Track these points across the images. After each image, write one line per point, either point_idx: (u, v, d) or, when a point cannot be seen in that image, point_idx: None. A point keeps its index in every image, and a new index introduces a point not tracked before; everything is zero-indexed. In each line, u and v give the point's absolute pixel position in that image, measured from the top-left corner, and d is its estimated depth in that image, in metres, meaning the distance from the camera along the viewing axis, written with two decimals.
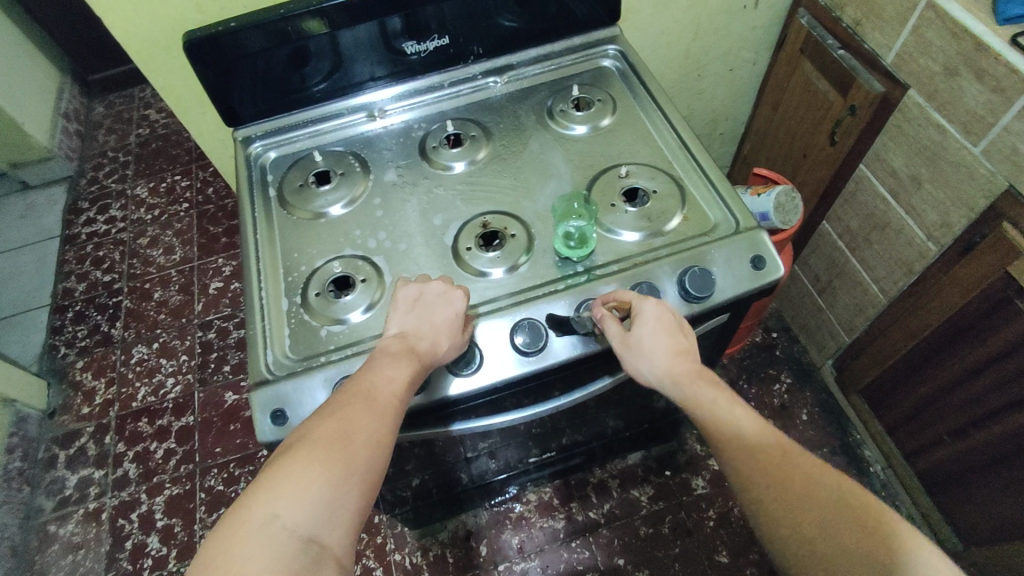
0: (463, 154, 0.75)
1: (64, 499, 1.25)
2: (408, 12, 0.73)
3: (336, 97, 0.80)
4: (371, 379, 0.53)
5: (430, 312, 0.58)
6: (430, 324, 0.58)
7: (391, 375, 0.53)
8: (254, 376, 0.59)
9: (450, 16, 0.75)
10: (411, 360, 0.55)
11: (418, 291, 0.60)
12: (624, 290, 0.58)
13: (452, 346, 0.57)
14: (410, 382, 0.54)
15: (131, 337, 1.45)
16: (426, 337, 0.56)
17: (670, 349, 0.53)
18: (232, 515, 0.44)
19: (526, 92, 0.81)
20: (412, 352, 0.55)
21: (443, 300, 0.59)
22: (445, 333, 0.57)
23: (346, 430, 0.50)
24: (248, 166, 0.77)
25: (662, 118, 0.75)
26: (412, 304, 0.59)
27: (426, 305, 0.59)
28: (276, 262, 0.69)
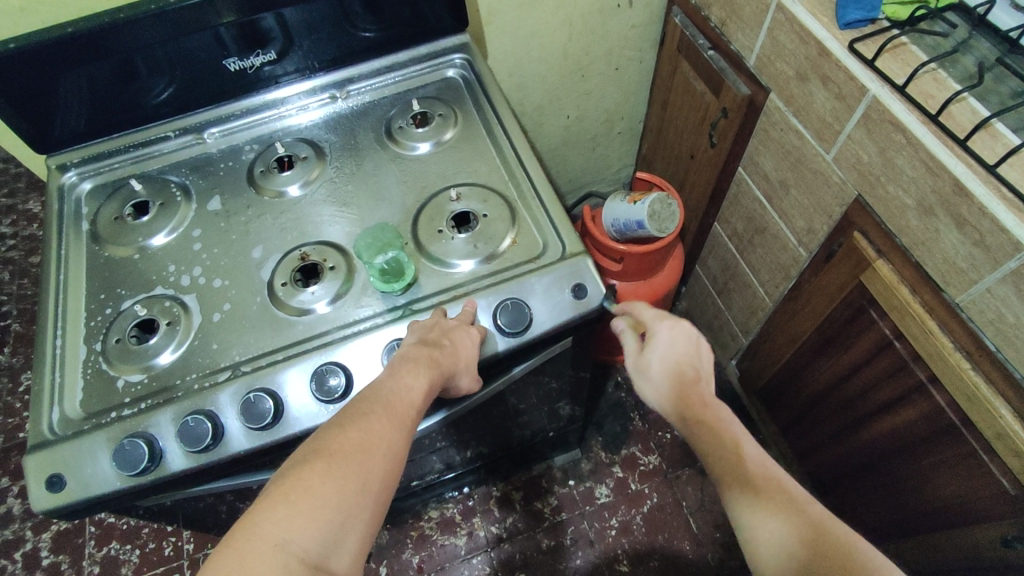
0: (294, 177, 0.70)
1: None
2: (243, 20, 0.67)
3: (161, 117, 0.74)
4: (388, 387, 0.49)
5: (452, 333, 0.56)
6: (451, 342, 0.55)
7: (412, 386, 0.50)
8: (34, 438, 0.55)
9: (292, 25, 0.70)
10: (430, 372, 0.51)
11: (438, 320, 0.57)
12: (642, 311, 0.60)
13: (468, 370, 0.55)
14: (428, 394, 0.51)
15: (19, 363, 1.37)
16: (447, 353, 0.54)
17: (663, 372, 0.55)
18: (239, 533, 0.39)
19: (369, 107, 0.76)
20: (432, 361, 0.52)
21: (458, 327, 0.56)
22: (462, 359, 0.55)
23: (371, 440, 0.45)
24: (61, 198, 0.71)
25: (503, 134, 0.71)
26: (430, 326, 0.56)
27: (445, 329, 0.56)
28: (79, 305, 0.63)
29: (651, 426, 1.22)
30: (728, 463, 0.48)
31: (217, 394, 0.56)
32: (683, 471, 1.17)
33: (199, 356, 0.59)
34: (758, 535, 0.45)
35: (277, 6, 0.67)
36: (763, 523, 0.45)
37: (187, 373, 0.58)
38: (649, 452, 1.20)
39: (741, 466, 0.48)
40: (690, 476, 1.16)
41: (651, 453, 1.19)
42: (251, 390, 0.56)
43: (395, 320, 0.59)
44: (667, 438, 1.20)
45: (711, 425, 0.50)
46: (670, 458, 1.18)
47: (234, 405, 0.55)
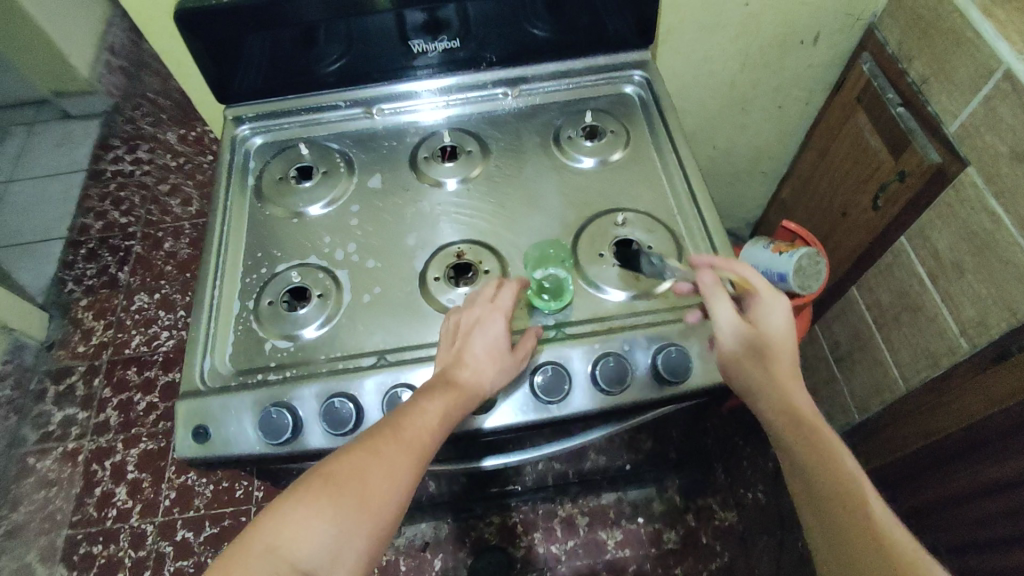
0: (456, 170, 0.69)
1: (48, 433, 1.28)
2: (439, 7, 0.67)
3: (336, 86, 0.75)
4: (404, 412, 0.50)
5: (482, 339, 0.54)
6: (476, 351, 0.53)
7: (429, 411, 0.49)
8: (186, 385, 0.56)
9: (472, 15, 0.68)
10: (446, 391, 0.51)
11: (459, 321, 0.56)
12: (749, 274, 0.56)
13: (501, 371, 0.53)
14: (445, 414, 0.50)
15: (136, 283, 1.45)
16: (462, 363, 0.53)
17: (765, 342, 0.52)
18: (242, 537, 0.43)
19: (538, 110, 0.75)
20: (451, 391, 0.51)
21: (488, 321, 0.55)
22: (493, 363, 0.53)
23: (377, 466, 0.46)
24: (232, 148, 0.73)
25: (676, 166, 0.68)
26: (455, 329, 0.55)
27: (466, 335, 0.55)
28: (238, 259, 0.65)
29: (733, 481, 1.16)
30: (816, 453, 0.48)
31: (361, 379, 0.55)
32: (761, 536, 1.12)
33: (345, 335, 0.59)
34: (831, 525, 0.45)
35: None
36: (836, 514, 0.45)
37: (332, 351, 0.58)
38: (726, 507, 1.14)
39: (832, 463, 0.47)
40: (767, 544, 1.11)
41: (730, 510, 1.14)
42: (394, 383, 0.55)
43: (544, 341, 0.57)
44: (748, 497, 1.15)
45: (802, 411, 0.50)
46: (749, 521, 1.13)
47: (375, 394, 0.55)
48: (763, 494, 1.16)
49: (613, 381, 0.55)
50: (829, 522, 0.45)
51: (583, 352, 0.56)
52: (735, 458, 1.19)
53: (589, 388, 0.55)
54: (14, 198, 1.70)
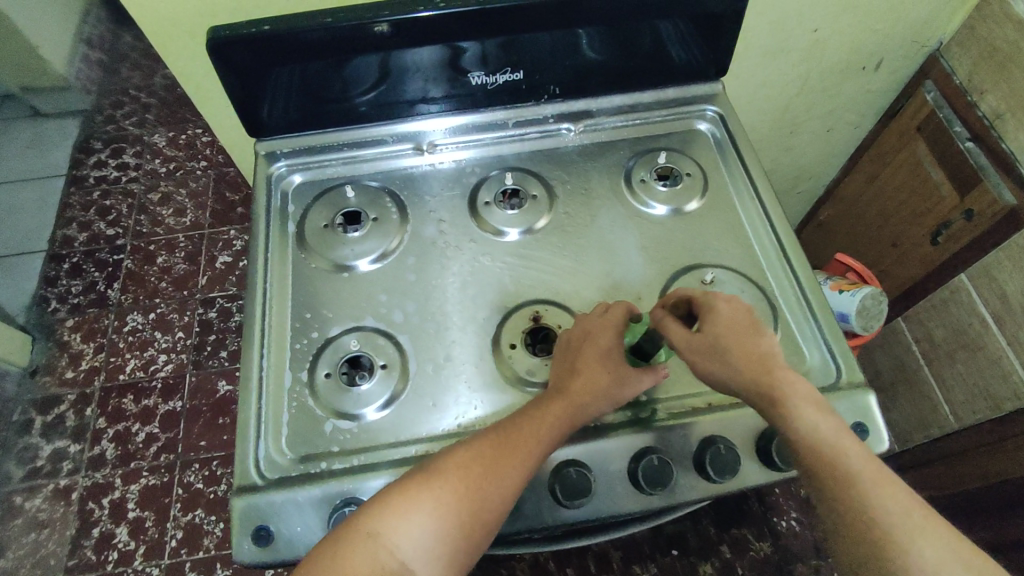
0: (520, 219, 0.64)
1: (37, 469, 1.19)
2: (506, 39, 0.60)
3: (379, 118, 0.68)
4: (521, 423, 0.48)
5: (597, 342, 0.52)
6: (589, 360, 0.51)
7: (552, 428, 0.48)
8: (239, 478, 0.49)
9: (524, 41, 0.60)
10: (560, 404, 0.49)
11: (581, 325, 0.54)
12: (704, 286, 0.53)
13: (620, 384, 0.51)
14: (562, 430, 0.49)
15: (128, 302, 1.35)
16: (575, 374, 0.51)
17: (712, 336, 0.49)
18: (356, 516, 0.44)
19: (603, 148, 0.69)
20: (566, 407, 0.49)
21: (602, 327, 0.53)
22: (607, 374, 0.51)
23: (483, 465, 0.46)
24: (268, 190, 0.66)
25: (761, 215, 0.63)
26: (575, 330, 0.54)
27: (578, 347, 0.52)
28: (284, 322, 0.58)
29: None
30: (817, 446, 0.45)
31: None
32: None
33: (412, 414, 0.53)
34: (840, 524, 0.43)
35: (547, 27, 0.59)
36: (842, 510, 0.43)
37: (401, 433, 0.52)
38: None
39: (833, 453, 0.44)
40: None
41: None
42: None
43: (643, 424, 0.53)
44: None
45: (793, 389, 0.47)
46: None
47: None
48: None
49: (721, 470, 0.51)
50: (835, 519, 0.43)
51: (686, 433, 0.53)
52: None
53: (694, 473, 0.52)
54: None
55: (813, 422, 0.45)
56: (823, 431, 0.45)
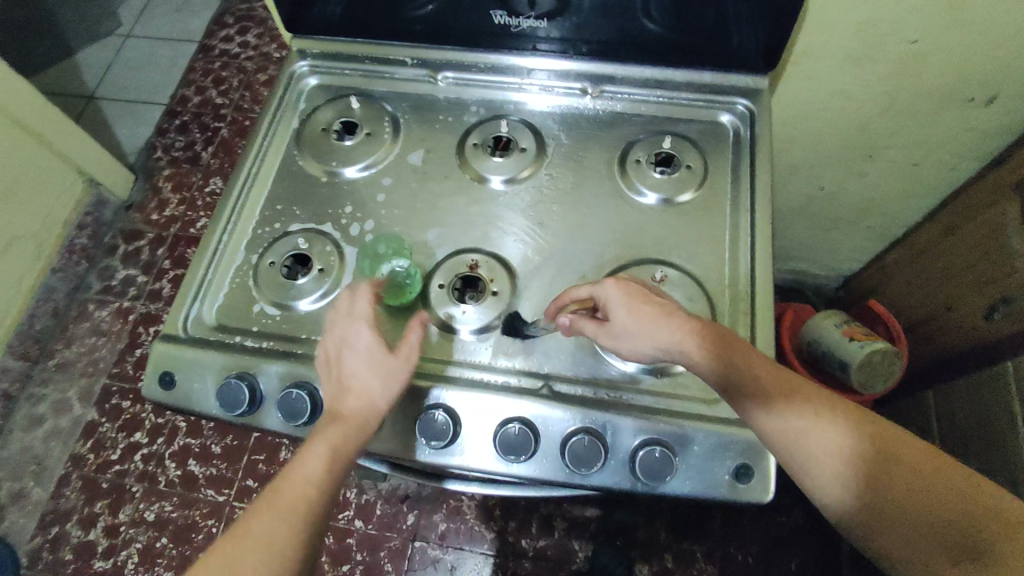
0: (505, 167, 0.63)
1: (109, 287, 1.38)
2: None
3: (404, 39, 0.69)
4: (287, 470, 0.46)
5: (368, 362, 0.49)
6: (358, 374, 0.48)
7: (311, 463, 0.46)
8: (169, 327, 0.56)
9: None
10: (333, 436, 0.47)
11: (342, 333, 0.50)
12: (574, 288, 0.51)
13: (385, 390, 0.49)
14: (333, 459, 0.46)
15: (214, 167, 1.49)
16: (342, 396, 0.48)
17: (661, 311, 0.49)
18: None
19: (614, 119, 0.65)
20: (336, 438, 0.47)
21: (369, 345, 0.49)
22: (373, 380, 0.48)
23: (271, 533, 0.44)
24: (287, 86, 0.69)
25: (746, 229, 0.58)
26: (336, 344, 0.50)
27: (343, 355, 0.49)
28: (255, 208, 0.63)
29: (727, 536, 1.09)
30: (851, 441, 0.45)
31: None
32: None
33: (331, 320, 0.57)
34: (932, 507, 0.42)
35: None
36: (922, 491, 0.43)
37: (314, 332, 0.56)
38: (710, 561, 1.08)
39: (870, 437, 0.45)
40: None
41: (712, 565, 1.08)
42: None
43: (528, 392, 0.52)
44: (737, 558, 1.08)
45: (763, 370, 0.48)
46: None
47: None
48: (754, 559, 1.08)
49: (582, 463, 0.49)
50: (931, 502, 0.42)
51: (565, 417, 0.50)
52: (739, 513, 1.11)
53: (557, 457, 0.50)
54: (129, 51, 1.75)
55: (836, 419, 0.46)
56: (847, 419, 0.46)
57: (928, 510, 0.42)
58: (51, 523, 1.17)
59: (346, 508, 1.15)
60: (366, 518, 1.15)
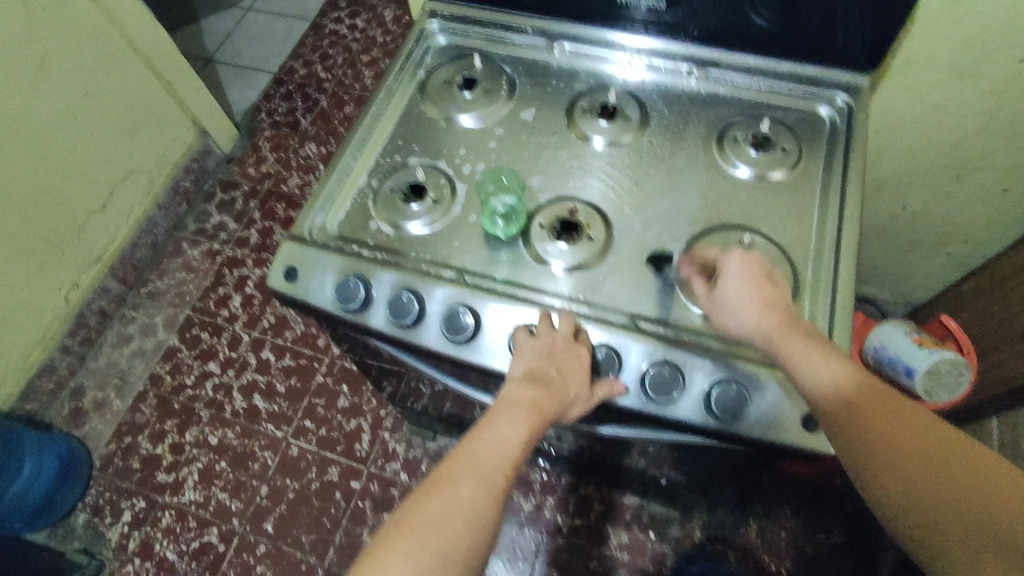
0: (609, 131, 0.68)
1: (204, 230, 1.50)
2: None
3: (529, 10, 0.75)
4: (483, 439, 0.49)
5: (565, 364, 0.53)
6: (560, 374, 0.52)
7: (506, 438, 0.49)
8: (297, 230, 0.63)
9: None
10: (533, 420, 0.50)
11: (548, 343, 0.54)
12: (704, 249, 0.56)
13: (579, 399, 0.52)
14: (527, 440, 0.50)
15: (312, 133, 1.61)
16: (550, 391, 0.51)
17: (773, 292, 0.52)
18: None
19: (716, 100, 0.70)
20: (534, 408, 0.50)
21: (569, 356, 0.53)
22: (576, 386, 0.52)
23: (483, 476, 0.48)
24: (417, 41, 0.77)
25: (836, 211, 0.61)
26: (540, 351, 0.53)
27: (554, 355, 0.53)
28: (379, 141, 0.70)
29: (762, 545, 1.09)
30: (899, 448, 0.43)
31: (436, 287, 0.58)
32: None
33: (438, 243, 0.62)
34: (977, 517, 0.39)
35: None
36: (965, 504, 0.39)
37: (423, 251, 0.62)
38: (743, 567, 1.08)
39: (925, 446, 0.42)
40: None
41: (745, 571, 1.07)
42: (462, 302, 0.58)
43: (613, 324, 0.56)
44: (771, 568, 1.07)
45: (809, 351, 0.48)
46: None
47: (441, 307, 0.58)
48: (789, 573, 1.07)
49: (659, 391, 0.53)
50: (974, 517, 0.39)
51: (645, 349, 0.55)
52: (778, 524, 1.11)
53: (635, 387, 0.54)
54: (247, 23, 1.91)
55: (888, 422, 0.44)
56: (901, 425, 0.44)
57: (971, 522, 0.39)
58: (124, 433, 1.27)
59: (394, 459, 1.21)
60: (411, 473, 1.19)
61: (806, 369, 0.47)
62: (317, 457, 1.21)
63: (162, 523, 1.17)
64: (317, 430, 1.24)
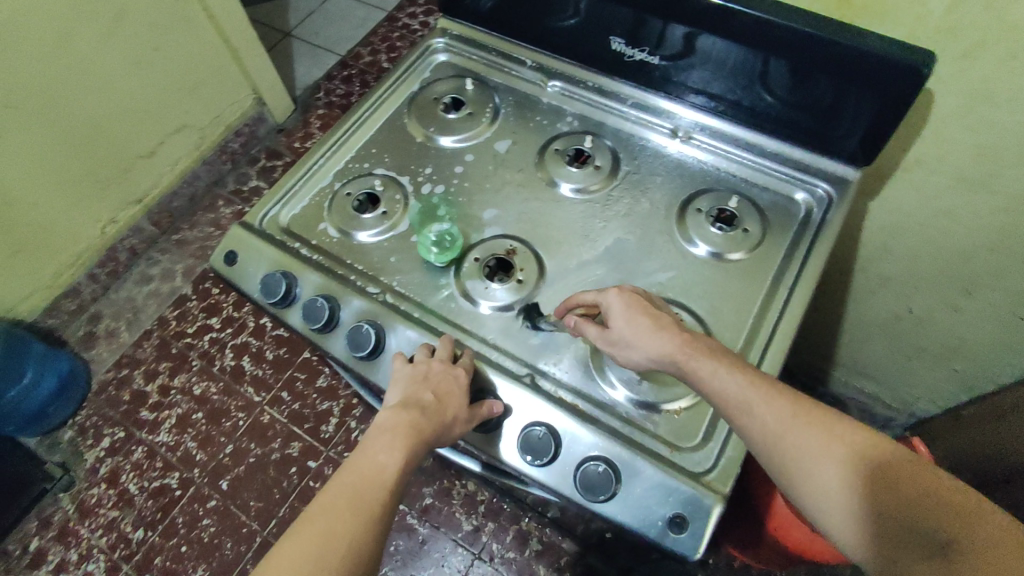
0: (575, 177, 0.66)
1: (241, 191, 1.58)
2: (688, 32, 0.60)
3: (532, 43, 0.75)
4: (356, 465, 0.47)
5: (442, 386, 0.52)
6: (435, 398, 0.51)
7: (382, 460, 0.47)
8: (249, 216, 0.65)
9: (712, 39, 0.59)
10: (410, 439, 0.49)
11: (427, 368, 0.53)
12: (580, 293, 0.55)
13: (461, 421, 0.52)
14: (406, 461, 0.48)
15: None
16: (431, 412, 0.51)
17: (661, 324, 0.51)
18: None
19: (693, 166, 0.67)
20: (412, 430, 0.49)
21: (445, 378, 0.53)
22: (456, 409, 0.52)
23: (358, 500, 0.45)
24: (421, 54, 0.78)
25: (778, 305, 0.58)
26: (414, 379, 0.53)
27: (434, 378, 0.52)
28: (354, 145, 0.71)
29: None
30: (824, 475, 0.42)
31: (352, 298, 0.59)
32: None
33: (375, 255, 0.63)
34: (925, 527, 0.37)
35: (735, 38, 0.57)
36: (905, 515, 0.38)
37: (357, 260, 0.63)
38: None
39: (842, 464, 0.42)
40: None
41: None
42: (370, 319, 0.58)
43: (509, 373, 0.55)
44: None
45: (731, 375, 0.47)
46: None
47: (353, 319, 0.59)
48: None
49: (532, 452, 0.52)
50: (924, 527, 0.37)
51: (531, 406, 0.54)
52: None
53: (513, 442, 0.53)
54: (331, 4, 1.99)
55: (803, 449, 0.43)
56: (818, 448, 0.43)
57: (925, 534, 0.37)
58: (123, 365, 1.35)
59: (353, 448, 1.23)
60: None
61: (722, 389, 0.47)
62: (284, 429, 1.25)
63: (133, 457, 1.25)
64: (292, 403, 1.28)
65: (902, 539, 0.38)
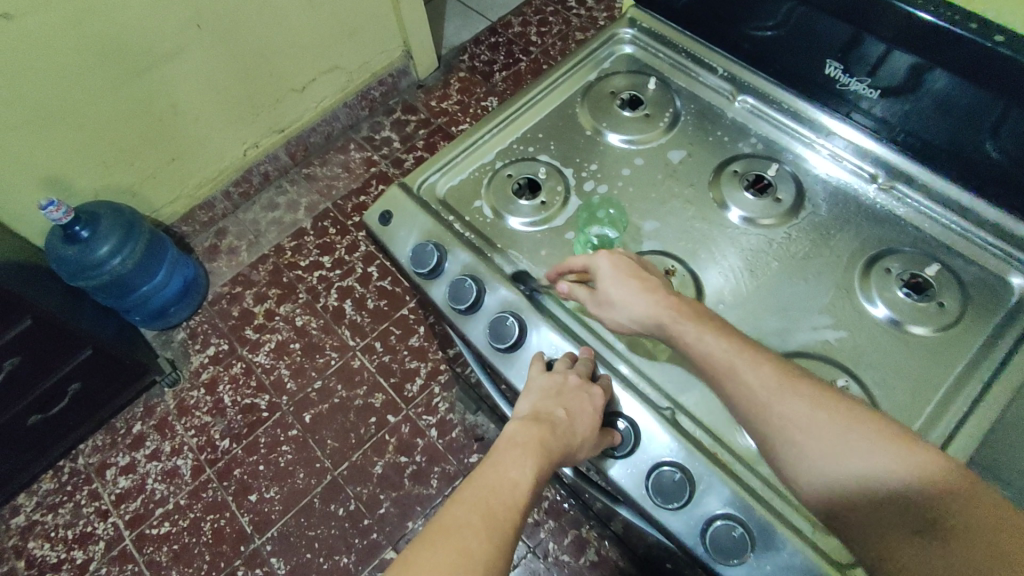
0: (751, 205, 0.61)
1: (372, 139, 1.61)
2: (921, 65, 0.52)
3: (727, 50, 0.69)
4: (487, 477, 0.43)
5: (574, 405, 0.50)
6: (567, 415, 0.49)
7: (515, 474, 0.44)
8: (409, 179, 0.65)
9: (945, 76, 0.51)
10: (542, 455, 0.46)
11: (559, 382, 0.51)
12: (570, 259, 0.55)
13: (587, 445, 0.49)
14: (535, 478, 0.44)
15: (499, 89, 1.65)
16: (562, 429, 0.48)
17: (646, 283, 0.51)
18: None
19: (888, 219, 0.60)
20: (543, 447, 0.46)
21: (580, 397, 0.50)
22: (585, 433, 0.49)
23: (493, 515, 0.41)
24: (605, 42, 0.74)
25: (964, 400, 0.51)
26: (549, 390, 0.51)
27: (568, 392, 0.50)
28: (521, 125, 0.69)
29: None
30: (808, 441, 0.42)
31: (498, 285, 0.58)
32: None
33: (525, 245, 0.61)
34: (903, 494, 0.39)
35: (979, 80, 0.49)
36: (883, 481, 0.40)
37: (508, 246, 0.61)
38: None
39: (803, 412, 0.43)
40: None
41: None
42: (514, 311, 0.57)
43: (649, 402, 0.52)
44: None
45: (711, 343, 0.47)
46: None
47: (497, 307, 0.58)
48: None
49: (661, 493, 0.49)
50: (893, 484, 0.39)
51: (666, 442, 0.50)
52: None
53: (641, 478, 0.50)
54: None
55: (760, 401, 0.44)
56: (802, 414, 0.43)
57: (902, 506, 0.39)
58: (238, 283, 1.43)
59: (432, 413, 1.25)
60: (441, 432, 1.23)
61: (699, 351, 0.47)
62: (371, 378, 1.29)
63: (232, 371, 1.32)
64: (382, 354, 1.31)
65: (893, 523, 0.39)
